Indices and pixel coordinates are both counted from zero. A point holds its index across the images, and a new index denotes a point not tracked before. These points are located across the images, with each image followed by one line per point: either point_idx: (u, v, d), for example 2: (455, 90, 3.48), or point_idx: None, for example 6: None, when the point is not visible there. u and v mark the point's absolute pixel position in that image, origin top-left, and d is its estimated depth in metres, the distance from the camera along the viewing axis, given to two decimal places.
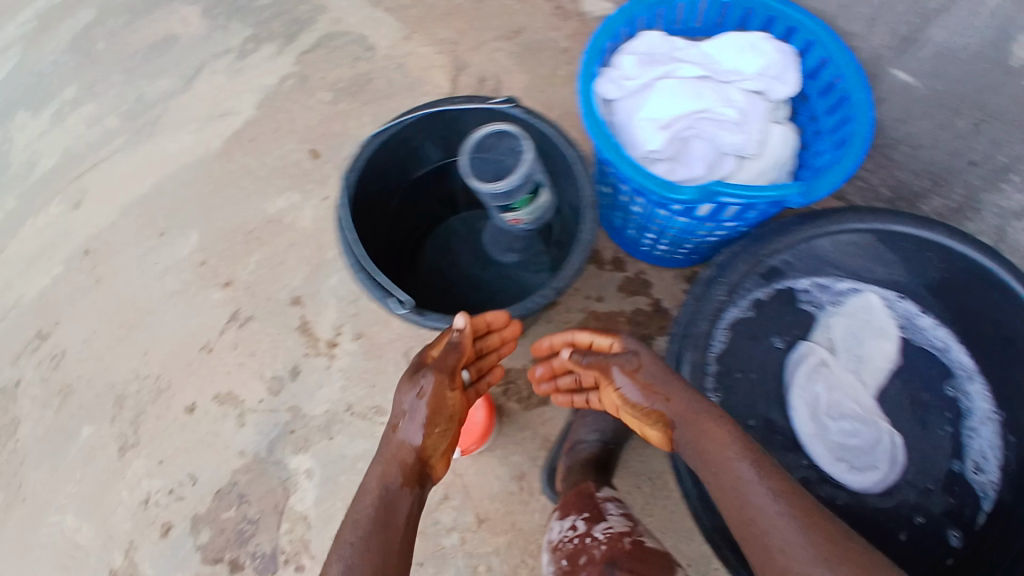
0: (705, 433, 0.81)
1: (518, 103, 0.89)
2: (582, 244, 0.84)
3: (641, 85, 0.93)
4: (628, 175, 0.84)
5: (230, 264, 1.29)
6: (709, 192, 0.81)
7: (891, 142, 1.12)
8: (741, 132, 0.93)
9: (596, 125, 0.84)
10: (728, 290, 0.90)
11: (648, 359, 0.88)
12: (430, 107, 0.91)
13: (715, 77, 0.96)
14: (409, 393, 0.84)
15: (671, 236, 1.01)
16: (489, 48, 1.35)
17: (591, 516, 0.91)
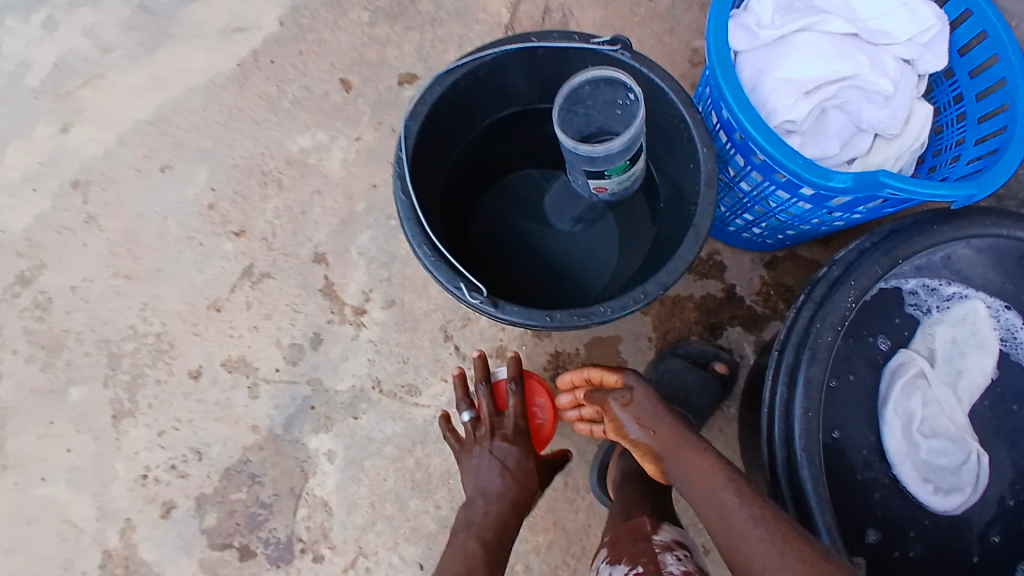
0: (687, 460, 0.74)
1: (625, 45, 0.76)
2: (698, 230, 0.70)
3: (777, 38, 0.79)
4: (763, 145, 0.70)
5: (244, 211, 1.14)
6: (870, 181, 0.67)
7: None
8: (887, 108, 0.78)
9: (736, 88, 0.70)
10: (857, 296, 0.73)
11: (641, 393, 0.81)
12: (519, 44, 0.78)
13: (861, 36, 0.80)
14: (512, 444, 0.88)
15: (774, 222, 0.85)
16: None
17: (644, 573, 0.71)
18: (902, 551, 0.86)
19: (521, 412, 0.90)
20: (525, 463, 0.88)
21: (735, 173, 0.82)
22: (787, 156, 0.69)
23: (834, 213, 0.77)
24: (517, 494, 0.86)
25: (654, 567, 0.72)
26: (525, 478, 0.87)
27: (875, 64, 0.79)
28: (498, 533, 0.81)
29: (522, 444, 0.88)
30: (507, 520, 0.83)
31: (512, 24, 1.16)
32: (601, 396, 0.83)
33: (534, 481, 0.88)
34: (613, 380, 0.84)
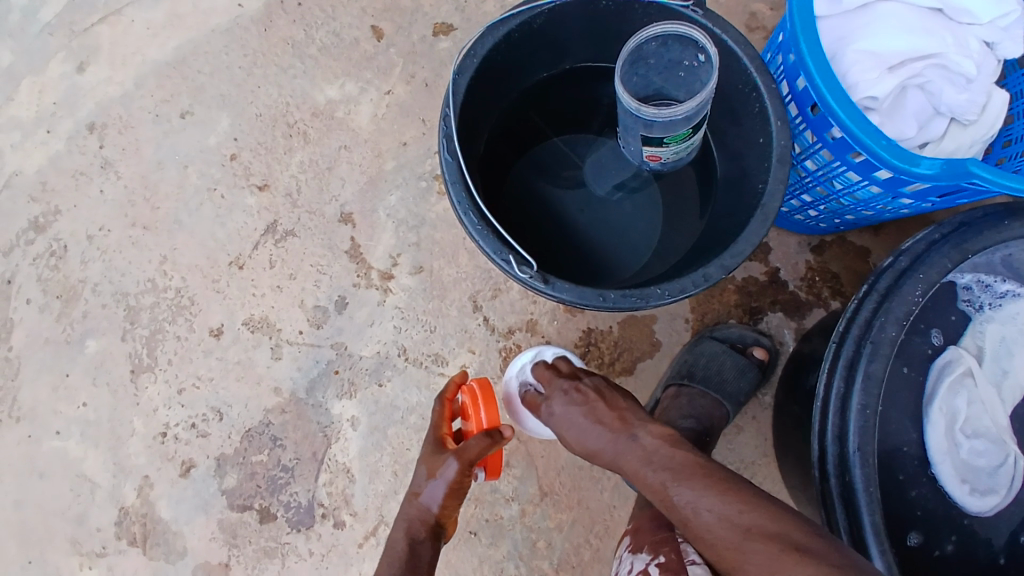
0: (630, 475, 0.71)
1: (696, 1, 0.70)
2: (766, 210, 0.65)
3: (859, 6, 0.72)
4: (843, 121, 0.64)
5: (268, 164, 1.09)
6: (959, 170, 0.61)
7: None
8: (968, 91, 0.73)
9: (818, 56, 0.65)
10: (926, 290, 0.68)
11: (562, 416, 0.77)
12: None
13: (945, 12, 0.73)
14: (421, 459, 0.78)
15: (836, 205, 0.79)
16: None
17: (665, 563, 0.69)
18: (938, 552, 0.83)
19: (431, 421, 0.81)
20: (420, 473, 0.76)
21: (800, 149, 0.77)
22: (869, 134, 0.63)
23: (903, 199, 0.71)
24: (410, 508, 0.76)
25: (677, 556, 0.69)
26: (421, 492, 0.75)
27: (961, 42, 0.73)
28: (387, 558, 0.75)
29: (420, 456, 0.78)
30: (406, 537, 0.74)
31: None
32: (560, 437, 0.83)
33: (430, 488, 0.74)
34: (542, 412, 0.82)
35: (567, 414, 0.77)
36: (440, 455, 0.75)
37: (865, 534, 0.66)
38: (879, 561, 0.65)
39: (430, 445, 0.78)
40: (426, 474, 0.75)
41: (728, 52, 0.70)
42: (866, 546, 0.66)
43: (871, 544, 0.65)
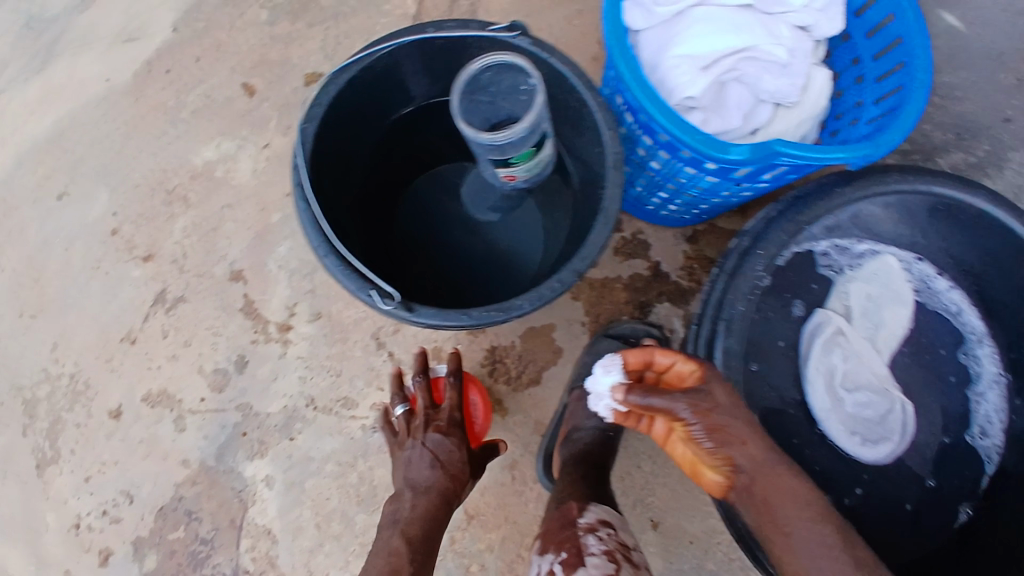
0: (777, 490, 0.65)
1: (523, 32, 0.75)
2: (608, 211, 0.69)
3: (673, 14, 0.77)
4: (663, 125, 0.68)
5: (151, 234, 1.08)
6: (767, 152, 0.66)
7: None
8: (786, 77, 0.78)
9: (632, 67, 0.69)
10: (767, 264, 0.73)
11: (727, 398, 0.69)
12: (413, 34, 0.74)
13: (756, 7, 0.79)
14: (451, 440, 0.83)
15: (688, 198, 0.85)
16: None
17: (566, 560, 0.70)
18: (846, 505, 0.87)
19: (458, 405, 0.86)
20: (457, 456, 0.83)
21: (644, 151, 0.81)
22: (686, 131, 0.67)
23: (739, 183, 0.76)
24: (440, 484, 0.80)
25: (577, 552, 0.71)
26: (458, 473, 0.82)
27: (773, 32, 0.78)
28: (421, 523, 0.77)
29: (457, 436, 0.84)
30: (435, 516, 0.78)
31: (419, 13, 1.16)
32: (670, 396, 0.69)
33: (467, 471, 0.84)
34: (688, 375, 0.73)
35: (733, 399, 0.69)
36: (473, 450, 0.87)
37: None
38: None
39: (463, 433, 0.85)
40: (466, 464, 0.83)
41: (558, 76, 0.75)
42: None
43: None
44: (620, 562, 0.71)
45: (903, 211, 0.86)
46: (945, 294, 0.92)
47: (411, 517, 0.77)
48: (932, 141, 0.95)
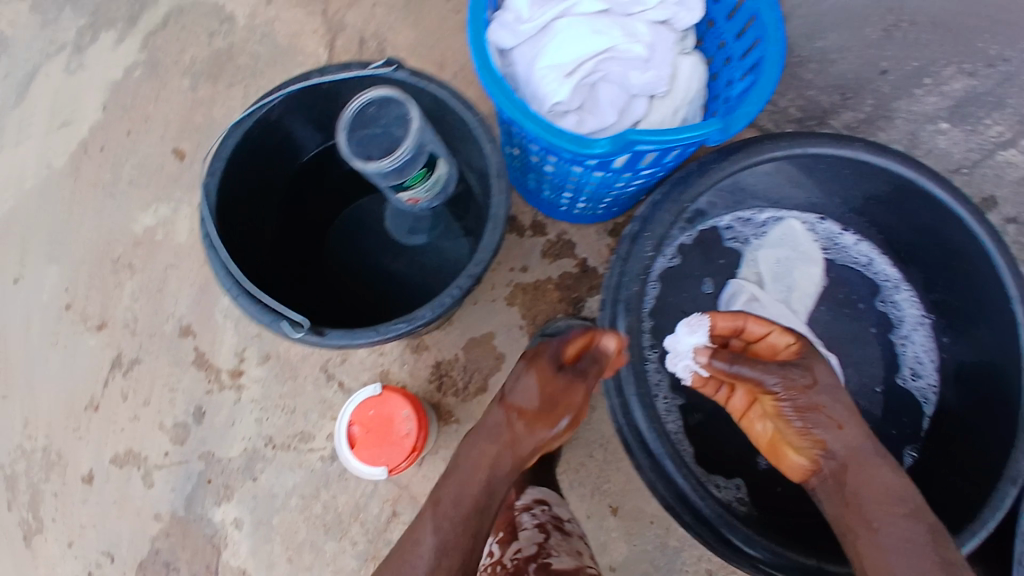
0: (864, 482, 0.73)
1: (400, 65, 0.81)
2: (496, 213, 0.75)
3: (537, 30, 0.85)
4: (535, 134, 0.76)
5: (102, 303, 1.13)
6: (624, 142, 0.73)
7: (799, 60, 0.97)
8: (650, 70, 0.86)
9: (497, 83, 0.76)
10: (654, 244, 0.81)
11: (826, 380, 0.79)
12: (298, 82, 0.80)
13: (614, 10, 0.87)
14: (523, 378, 0.75)
15: (589, 193, 0.93)
16: (366, 3, 1.25)
17: (503, 537, 0.84)
18: None
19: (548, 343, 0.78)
20: (530, 394, 0.74)
21: (538, 158, 0.88)
22: (555, 136, 0.75)
23: (625, 174, 0.85)
24: (499, 429, 0.74)
25: (513, 527, 0.85)
26: (519, 406, 0.74)
27: (631, 31, 0.86)
28: (464, 483, 0.72)
29: (534, 374, 0.75)
30: (490, 464, 0.73)
31: (330, 58, 1.23)
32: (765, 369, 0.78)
33: (536, 404, 0.74)
34: (785, 349, 0.83)
35: (830, 383, 0.79)
36: (560, 392, 0.74)
37: (668, 466, 0.75)
38: (684, 483, 0.75)
39: (546, 369, 0.75)
40: (545, 400, 0.74)
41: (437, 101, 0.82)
42: (671, 475, 0.75)
43: (670, 467, 0.75)
44: (551, 531, 0.83)
45: (791, 176, 0.90)
46: (853, 248, 0.98)
47: (471, 457, 0.74)
48: (821, 105, 0.98)
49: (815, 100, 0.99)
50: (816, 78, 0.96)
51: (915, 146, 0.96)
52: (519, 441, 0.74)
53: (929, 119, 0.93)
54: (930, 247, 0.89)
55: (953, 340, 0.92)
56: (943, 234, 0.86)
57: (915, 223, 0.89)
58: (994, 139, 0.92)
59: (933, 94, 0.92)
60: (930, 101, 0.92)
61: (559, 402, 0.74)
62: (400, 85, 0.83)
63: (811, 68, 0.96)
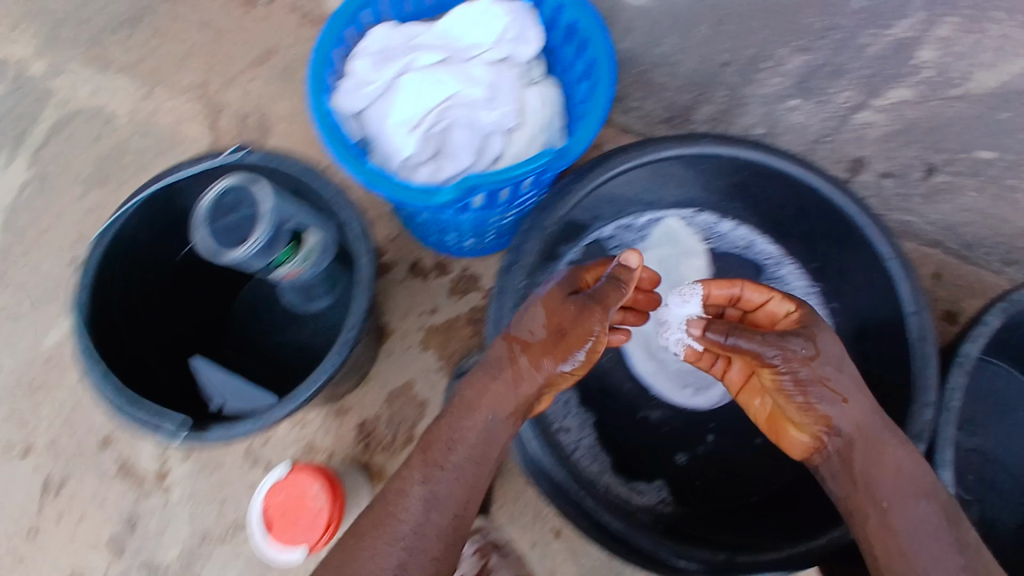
0: (872, 459, 0.72)
1: (252, 149, 0.84)
2: (365, 279, 0.80)
3: (382, 90, 0.88)
4: (389, 194, 0.79)
5: (20, 429, 1.10)
6: (466, 187, 0.78)
7: (647, 68, 0.99)
8: (496, 109, 0.89)
9: (343, 149, 0.79)
10: (525, 274, 0.85)
11: (832, 352, 0.76)
12: (156, 181, 0.81)
13: (453, 58, 0.90)
14: (532, 309, 0.74)
15: (470, 230, 0.96)
16: (243, 79, 1.25)
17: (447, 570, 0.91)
18: (699, 453, 0.95)
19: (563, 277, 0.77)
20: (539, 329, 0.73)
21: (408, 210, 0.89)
22: (406, 196, 0.78)
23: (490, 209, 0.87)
24: (502, 363, 0.74)
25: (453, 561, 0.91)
26: (523, 338, 0.73)
27: (470, 75, 0.89)
28: (463, 418, 0.72)
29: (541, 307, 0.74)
30: (491, 399, 0.73)
31: (214, 142, 1.23)
32: (765, 341, 0.74)
33: (542, 336, 0.73)
34: (786, 318, 0.81)
35: (837, 353, 0.76)
36: (569, 328, 0.73)
37: (569, 488, 0.78)
38: (588, 500, 0.78)
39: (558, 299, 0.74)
40: (553, 330, 0.73)
41: (293, 177, 0.85)
42: (575, 495, 0.78)
43: (572, 488, 0.78)
44: (490, 554, 0.92)
45: (653, 179, 0.95)
46: (730, 234, 1.03)
47: (474, 392, 0.73)
48: (678, 104, 1.01)
49: (673, 100, 1.02)
50: (666, 80, 0.99)
51: (774, 128, 0.98)
52: (522, 377, 0.73)
53: (778, 100, 0.95)
54: (789, 221, 0.96)
55: (841, 305, 0.96)
56: (804, 207, 0.92)
57: (779, 200, 0.93)
58: (845, 105, 0.92)
59: (774, 76, 0.93)
60: (773, 82, 0.93)
61: (566, 342, 0.73)
62: (255, 168, 0.85)
63: (663, 72, 0.99)
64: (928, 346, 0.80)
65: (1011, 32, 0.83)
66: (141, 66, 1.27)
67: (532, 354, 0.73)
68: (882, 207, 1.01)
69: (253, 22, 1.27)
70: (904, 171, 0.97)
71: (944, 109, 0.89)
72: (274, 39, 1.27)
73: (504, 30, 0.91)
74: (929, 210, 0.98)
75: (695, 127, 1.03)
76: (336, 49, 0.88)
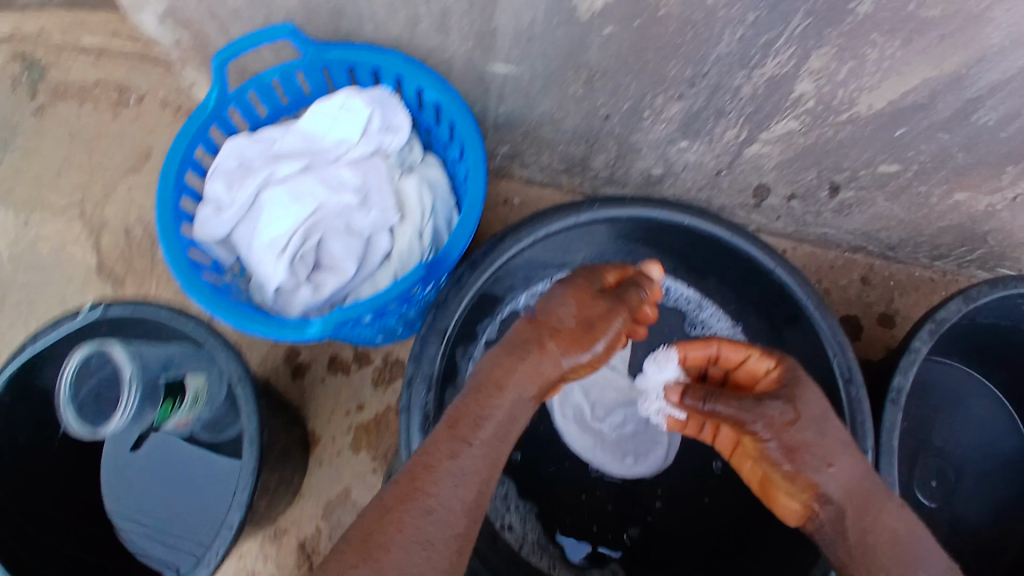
0: (867, 522, 0.64)
1: (108, 303, 0.78)
2: (249, 437, 0.73)
3: (245, 210, 0.81)
4: (259, 333, 0.72)
5: None
6: (335, 319, 0.71)
7: (534, 125, 0.97)
8: (371, 210, 0.82)
9: (200, 289, 0.73)
10: (428, 386, 0.78)
11: (811, 409, 0.65)
12: (11, 362, 0.75)
13: (317, 163, 0.83)
14: (564, 291, 0.66)
15: (376, 333, 0.89)
16: (122, 190, 1.17)
17: None
18: (650, 522, 0.91)
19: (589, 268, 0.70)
20: (575, 309, 0.65)
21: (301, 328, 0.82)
22: (277, 332, 0.72)
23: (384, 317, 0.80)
24: (531, 341, 0.64)
25: None
26: (553, 322, 0.64)
27: (337, 178, 0.82)
28: (487, 402, 0.62)
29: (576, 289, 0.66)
30: (520, 380, 0.62)
31: (100, 263, 1.13)
32: (742, 406, 0.65)
33: (570, 325, 0.64)
34: (767, 377, 0.70)
35: (820, 412, 0.65)
36: (605, 314, 0.65)
37: None
38: None
39: (589, 288, 0.66)
40: (585, 318, 0.64)
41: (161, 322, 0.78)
42: None
43: None
44: None
45: (551, 248, 0.91)
46: None
47: (497, 371, 0.63)
48: (575, 154, 1.01)
49: (568, 151, 1.01)
50: (554, 135, 0.97)
51: (671, 164, 0.97)
52: (553, 360, 0.63)
53: (668, 142, 0.92)
54: (699, 264, 0.92)
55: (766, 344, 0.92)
56: (710, 250, 0.88)
57: (685, 247, 0.90)
58: (736, 140, 0.88)
59: (658, 122, 0.88)
60: (657, 128, 0.90)
61: (602, 329, 0.64)
62: (119, 321, 0.79)
63: (548, 129, 0.96)
64: (855, 389, 0.76)
65: (895, 53, 0.69)
66: (14, 193, 1.18)
67: (565, 336, 0.64)
68: (795, 225, 1.05)
69: (125, 126, 1.20)
70: (806, 193, 0.96)
71: (835, 133, 0.83)
72: (148, 141, 1.19)
73: (367, 123, 0.85)
74: (841, 222, 1.02)
75: (595, 169, 1.04)
76: (189, 172, 0.82)
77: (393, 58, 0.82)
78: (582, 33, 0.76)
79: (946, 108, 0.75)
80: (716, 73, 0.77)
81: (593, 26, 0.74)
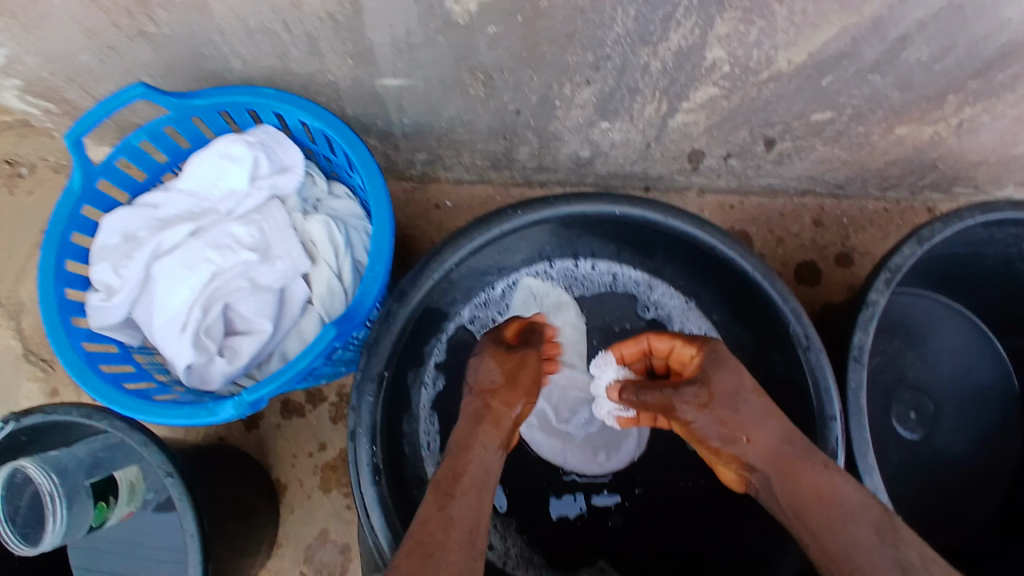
0: (787, 481, 0.59)
1: (18, 414, 0.72)
2: (189, 531, 0.68)
3: (140, 289, 0.76)
4: (174, 421, 0.69)
5: None
6: (248, 402, 0.68)
7: (445, 130, 0.89)
8: (274, 264, 0.77)
9: (105, 392, 0.70)
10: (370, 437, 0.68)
11: (724, 388, 0.62)
12: None
13: (207, 223, 0.77)
14: (485, 353, 0.65)
15: (314, 382, 0.84)
16: (35, 266, 1.09)
17: None
18: (627, 509, 0.90)
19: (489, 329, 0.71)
20: (500, 367, 0.64)
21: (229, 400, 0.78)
22: (190, 418, 0.69)
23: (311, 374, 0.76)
24: (474, 407, 0.63)
25: None
26: (486, 383, 0.63)
27: (230, 236, 0.76)
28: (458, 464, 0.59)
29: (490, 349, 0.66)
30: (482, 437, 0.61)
31: (27, 345, 1.07)
32: (663, 393, 0.65)
33: (500, 382, 0.63)
34: (690, 360, 0.69)
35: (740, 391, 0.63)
36: (526, 365, 0.66)
37: None
38: None
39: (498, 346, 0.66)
40: (509, 372, 0.64)
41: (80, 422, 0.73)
42: None
43: None
44: None
45: (481, 258, 0.83)
46: (593, 273, 0.95)
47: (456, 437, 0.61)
48: (495, 150, 0.94)
49: (488, 148, 0.94)
50: (469, 136, 0.90)
51: (597, 145, 0.91)
52: (501, 414, 0.63)
53: (588, 125, 0.86)
54: (641, 247, 0.87)
55: (720, 317, 0.89)
56: (647, 233, 0.83)
57: (620, 234, 0.85)
58: (658, 114, 0.82)
59: (573, 109, 0.82)
60: (574, 113, 0.83)
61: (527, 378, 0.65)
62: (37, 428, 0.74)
63: (461, 131, 0.89)
64: (816, 355, 0.71)
65: (805, 7, 0.63)
66: None
67: (500, 391, 0.63)
68: (737, 181, 1.00)
69: (25, 197, 1.11)
70: (742, 151, 0.91)
71: (759, 90, 0.77)
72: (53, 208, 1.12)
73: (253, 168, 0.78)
74: (783, 171, 0.97)
75: (522, 161, 0.97)
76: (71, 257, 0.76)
77: (265, 95, 0.75)
78: (465, 36, 0.69)
79: (872, 52, 0.70)
80: (621, 53, 0.70)
81: (475, 28, 0.67)
